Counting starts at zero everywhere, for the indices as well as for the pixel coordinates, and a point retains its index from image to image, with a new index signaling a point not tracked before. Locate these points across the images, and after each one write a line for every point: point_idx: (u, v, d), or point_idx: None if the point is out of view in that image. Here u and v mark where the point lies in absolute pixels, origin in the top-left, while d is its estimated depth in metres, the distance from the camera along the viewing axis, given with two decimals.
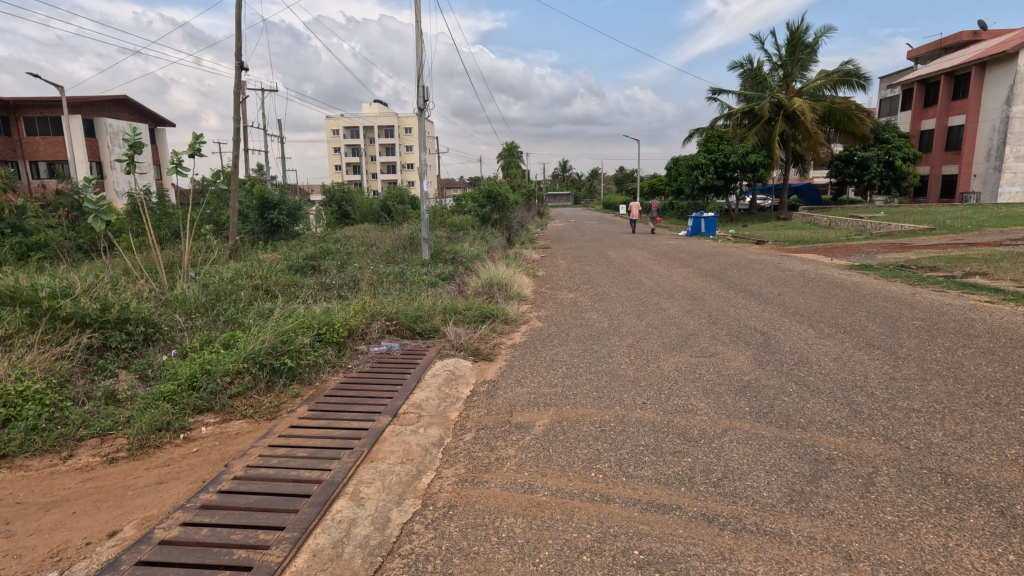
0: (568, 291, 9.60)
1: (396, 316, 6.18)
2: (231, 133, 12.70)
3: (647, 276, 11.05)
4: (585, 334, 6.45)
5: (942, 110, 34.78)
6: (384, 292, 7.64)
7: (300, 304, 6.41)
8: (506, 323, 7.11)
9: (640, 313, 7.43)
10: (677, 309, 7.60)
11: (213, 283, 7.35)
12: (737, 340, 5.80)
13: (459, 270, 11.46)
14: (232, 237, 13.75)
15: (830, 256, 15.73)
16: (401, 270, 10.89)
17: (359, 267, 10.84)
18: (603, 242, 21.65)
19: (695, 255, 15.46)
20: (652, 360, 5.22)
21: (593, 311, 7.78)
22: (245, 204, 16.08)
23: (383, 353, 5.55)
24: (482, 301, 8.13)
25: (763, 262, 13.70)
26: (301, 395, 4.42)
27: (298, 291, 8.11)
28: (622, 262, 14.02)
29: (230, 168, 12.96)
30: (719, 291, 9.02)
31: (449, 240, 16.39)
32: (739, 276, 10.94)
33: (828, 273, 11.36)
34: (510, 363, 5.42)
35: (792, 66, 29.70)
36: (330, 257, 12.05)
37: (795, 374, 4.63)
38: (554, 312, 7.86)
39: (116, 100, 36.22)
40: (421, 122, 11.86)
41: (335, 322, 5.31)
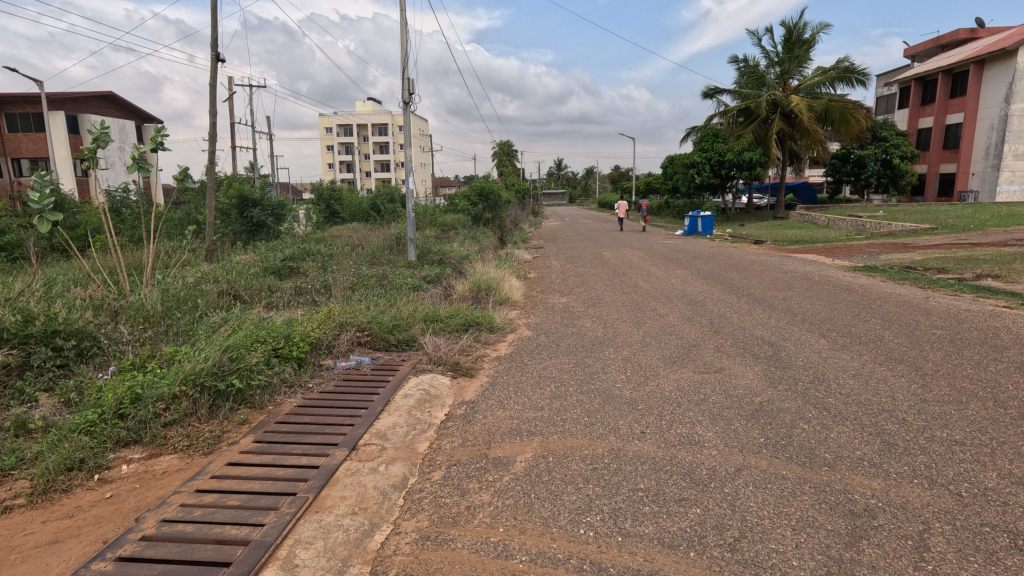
0: (560, 295, 9.05)
1: (369, 326, 5.61)
2: (209, 128, 12.11)
3: (644, 278, 10.52)
4: (577, 345, 5.90)
5: (940, 108, 34.42)
6: (360, 298, 7.07)
7: (262, 313, 5.84)
8: (491, 332, 6.56)
9: (638, 320, 6.90)
10: (676, 316, 7.07)
11: (174, 288, 6.77)
12: (743, 353, 5.26)
13: (446, 272, 10.89)
14: (210, 238, 13.14)
15: (831, 256, 15.27)
16: (384, 272, 10.32)
17: (340, 270, 10.26)
18: (598, 241, 21.12)
19: (693, 256, 14.95)
20: (651, 377, 4.67)
21: (586, 317, 7.23)
22: (225, 202, 15.44)
23: (353, 368, 4.97)
24: (467, 307, 7.57)
25: (763, 263, 13.20)
26: (249, 422, 3.84)
27: (267, 297, 7.52)
28: (618, 263, 13.50)
29: (206, 165, 12.35)
30: (720, 295, 8.49)
31: (439, 240, 15.80)
32: (740, 278, 10.43)
33: (833, 275, 10.87)
34: (493, 380, 4.86)
35: (790, 63, 29.28)
36: (311, 259, 11.43)
37: (813, 396, 4.09)
38: (544, 319, 7.31)
39: (101, 97, 35.52)
40: (407, 117, 11.29)
41: (295, 335, 4.74)
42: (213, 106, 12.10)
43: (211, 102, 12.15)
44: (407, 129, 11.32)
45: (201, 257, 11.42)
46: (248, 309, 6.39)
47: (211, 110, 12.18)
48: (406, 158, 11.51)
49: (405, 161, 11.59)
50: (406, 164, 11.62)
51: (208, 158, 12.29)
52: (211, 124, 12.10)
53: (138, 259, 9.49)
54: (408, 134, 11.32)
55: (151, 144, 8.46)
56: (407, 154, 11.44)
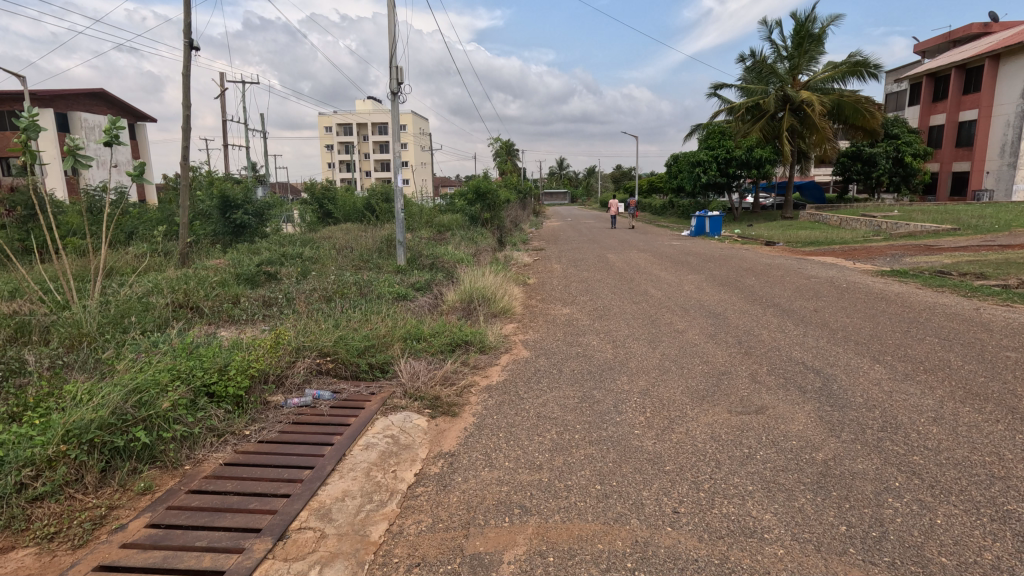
0: (562, 305, 8.12)
1: (334, 349, 4.70)
2: (182, 123, 11.21)
3: (655, 285, 9.60)
4: (584, 370, 4.98)
5: (953, 104, 33.37)
6: (333, 313, 6.15)
7: (208, 334, 4.91)
8: (482, 354, 5.62)
9: (653, 337, 5.96)
10: (697, 332, 6.14)
11: (115, 301, 5.86)
12: (786, 385, 4.32)
13: (437, 278, 9.94)
14: (187, 241, 12.22)
15: (849, 259, 14.36)
16: (368, 279, 9.40)
17: (321, 277, 9.35)
18: (602, 243, 20.22)
19: (703, 259, 14.02)
20: (681, 419, 3.74)
21: (591, 334, 6.28)
22: (206, 202, 14.50)
23: (308, 406, 4.04)
24: (455, 321, 6.63)
25: (781, 267, 12.24)
26: (153, 491, 2.91)
27: (228, 310, 6.57)
28: (623, 267, 12.58)
29: (179, 162, 11.41)
30: (741, 306, 7.56)
31: (432, 242, 14.89)
32: (760, 285, 9.48)
33: (862, 281, 9.90)
34: (480, 422, 3.93)
35: (799, 57, 28.34)
36: (292, 264, 10.51)
37: (892, 451, 3.15)
38: (544, 335, 6.37)
39: (91, 94, 35.02)
40: (394, 108, 10.36)
41: (232, 366, 3.80)
42: (188, 98, 11.19)
43: (185, 93, 11.23)
44: (394, 121, 10.40)
45: (173, 263, 10.50)
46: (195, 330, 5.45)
47: (185, 102, 11.27)
48: (394, 154, 10.58)
49: (393, 158, 10.66)
50: (394, 161, 10.69)
51: (182, 154, 11.37)
52: (186, 116, 11.17)
53: (97, 266, 8.57)
54: (396, 128, 10.39)
55: (106, 136, 7.49)
56: (395, 149, 10.52)
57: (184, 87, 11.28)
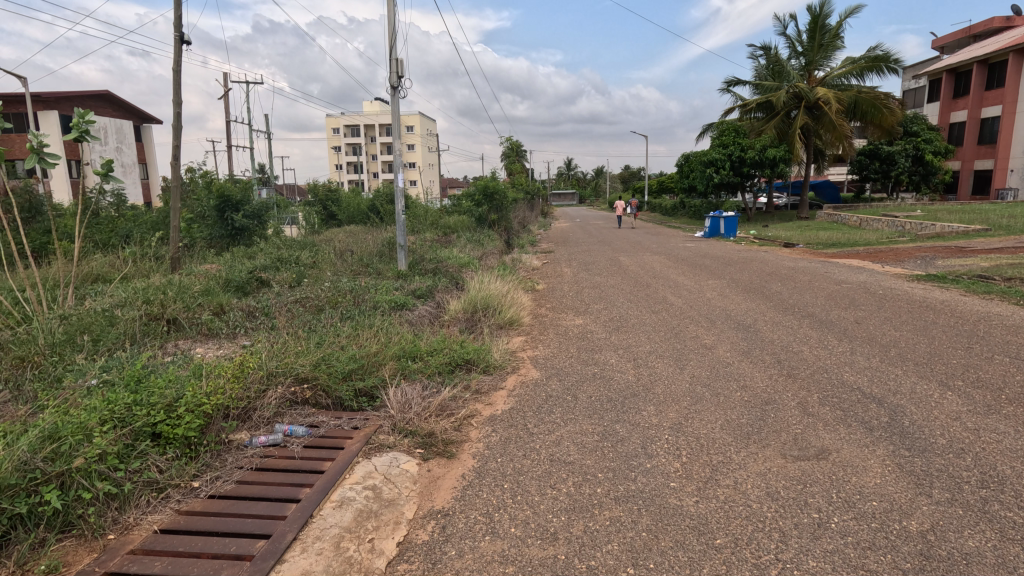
0: (574, 315, 7.46)
1: (314, 375, 4.07)
2: (173, 121, 10.68)
3: (674, 291, 8.94)
4: (603, 396, 4.31)
5: (975, 100, 32.32)
6: (319, 329, 5.53)
7: (171, 357, 4.30)
8: (486, 375, 4.98)
9: (680, 355, 5.28)
10: (729, 348, 5.45)
11: (78, 314, 5.29)
12: (847, 419, 3.62)
13: (440, 283, 9.33)
14: (180, 245, 11.68)
15: (876, 262, 13.63)
16: (364, 285, 8.79)
17: (316, 283, 8.78)
18: (613, 244, 19.56)
19: (720, 262, 13.34)
20: (726, 466, 3.07)
21: (609, 350, 5.61)
22: (202, 205, 13.96)
23: (278, 444, 3.40)
24: (457, 334, 6.00)
25: (806, 271, 11.51)
26: (61, 573, 2.27)
27: (208, 323, 6.00)
28: (638, 270, 11.92)
29: (170, 161, 10.86)
30: (774, 317, 6.85)
31: (437, 244, 14.30)
32: (788, 292, 8.77)
33: (897, 288, 9.18)
34: (480, 468, 3.28)
35: (815, 52, 27.48)
36: (287, 269, 9.94)
37: (1007, 521, 2.45)
38: (555, 351, 5.69)
39: (96, 96, 34.86)
40: (394, 103, 9.74)
41: (184, 399, 3.17)
42: (179, 93, 10.64)
43: (176, 88, 10.67)
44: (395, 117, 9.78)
45: (162, 269, 9.95)
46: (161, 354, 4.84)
47: (176, 98, 10.72)
48: (394, 151, 9.95)
49: (393, 156, 10.03)
50: (394, 159, 10.06)
51: (173, 153, 10.82)
52: (177, 112, 10.60)
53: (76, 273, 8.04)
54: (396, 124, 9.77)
55: (77, 131, 6.95)
56: (395, 146, 9.89)
57: (174, 82, 10.73)
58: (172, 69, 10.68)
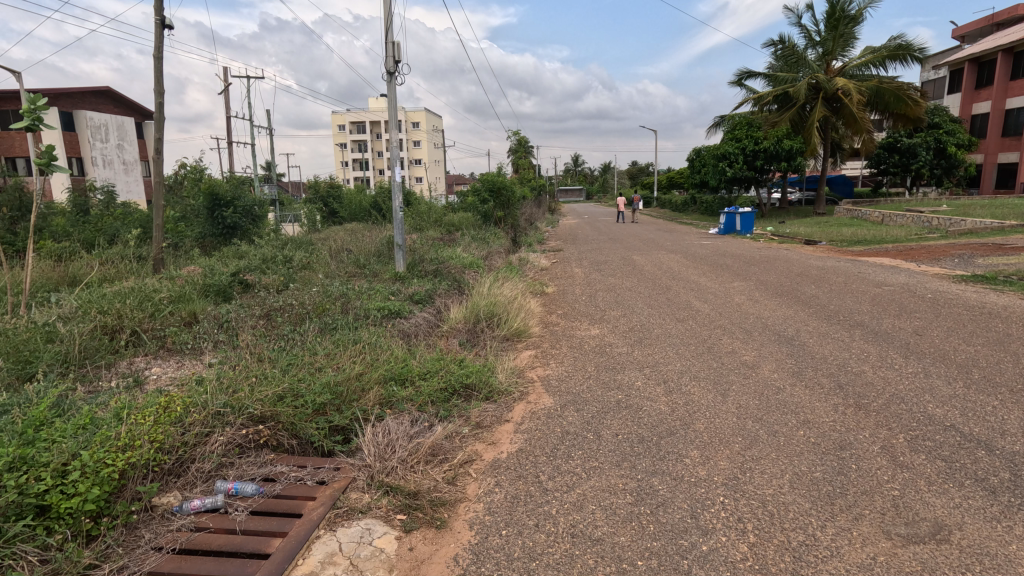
0: (589, 323, 6.68)
1: (276, 411, 3.29)
2: (155, 112, 9.95)
3: (697, 295, 8.14)
4: (633, 434, 3.51)
5: (999, 90, 31.14)
6: (295, 347, 4.77)
7: (99, 393, 3.51)
8: (489, 403, 4.19)
9: (719, 378, 4.45)
10: (776, 368, 4.63)
11: (12, 331, 4.55)
12: (956, 476, 2.79)
13: (440, 287, 8.56)
14: (164, 244, 10.96)
15: (908, 260, 12.74)
16: (357, 290, 8.02)
17: (305, 288, 8.02)
18: (624, 242, 18.71)
19: (742, 261, 12.47)
20: (813, 554, 2.26)
21: (633, 369, 4.80)
22: (191, 202, 13.18)
23: (216, 510, 2.62)
24: (456, 350, 5.22)
25: (837, 270, 10.69)
26: None
27: (171, 337, 5.26)
28: (654, 271, 11.06)
29: (152, 155, 10.13)
30: (817, 326, 6.00)
31: (440, 243, 13.52)
32: (825, 295, 7.92)
33: (944, 291, 8.34)
34: (479, 548, 2.49)
35: (834, 42, 26.36)
36: (275, 271, 9.19)
37: None
38: (570, 372, 4.88)
39: (96, 92, 34.29)
40: (391, 90, 8.96)
41: (84, 455, 2.38)
42: (162, 82, 9.90)
43: (158, 76, 9.93)
44: (393, 106, 9.00)
45: (142, 272, 9.23)
46: (103, 382, 4.11)
47: (158, 87, 9.99)
48: (391, 143, 9.18)
49: (390, 148, 9.27)
50: (391, 152, 9.30)
51: (155, 146, 10.10)
52: (158, 103, 9.86)
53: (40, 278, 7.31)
54: (394, 114, 8.99)
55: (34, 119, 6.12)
56: (392, 138, 9.13)
57: (156, 70, 10.00)
58: (154, 56, 9.94)
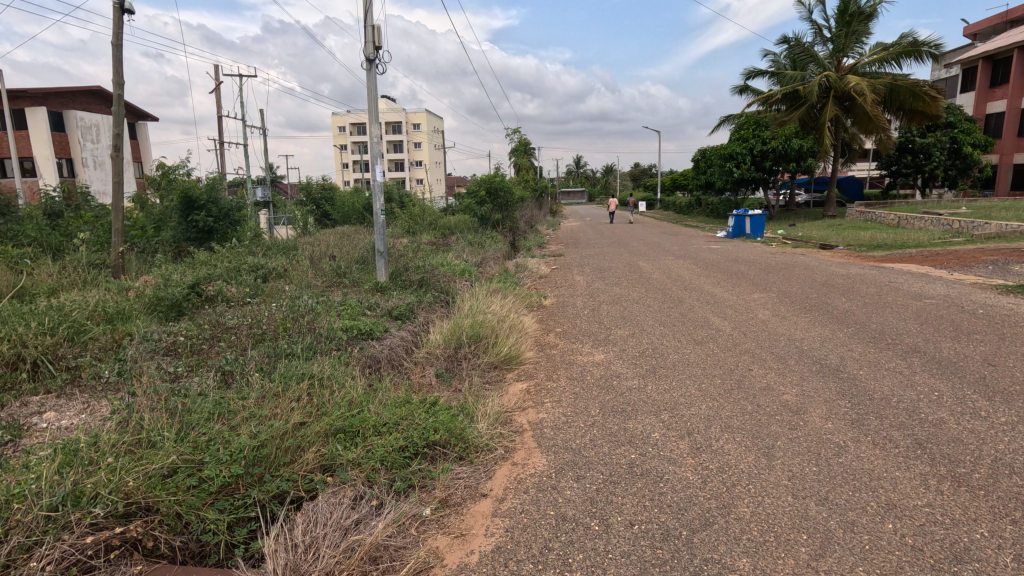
0: (592, 347, 5.76)
1: (150, 500, 2.36)
2: (114, 105, 9.07)
3: (715, 310, 7.22)
4: (653, 523, 2.57)
5: (1015, 89, 30.09)
6: (226, 387, 3.82)
7: None
8: (462, 466, 3.24)
9: (760, 431, 3.49)
10: (828, 415, 3.68)
11: None
12: None
13: (425, 298, 7.64)
14: (127, 250, 10.04)
15: (937, 267, 11.79)
16: (329, 303, 7.12)
17: (270, 302, 7.13)
18: (628, 246, 17.73)
19: (757, 268, 11.51)
20: None
21: (647, 415, 3.86)
22: (163, 203, 12.29)
23: None
24: (429, 389, 4.29)
25: (863, 279, 9.75)
26: None
27: (86, 368, 4.37)
28: (662, 279, 10.15)
29: (110, 153, 9.21)
30: (864, 352, 5.06)
31: (432, 249, 12.59)
32: (860, 310, 6.98)
33: (992, 304, 7.39)
34: None
35: (845, 39, 25.39)
36: (241, 280, 8.29)
37: None
38: (568, 417, 3.93)
39: (87, 91, 33.45)
40: (370, 79, 8.07)
41: None
42: (121, 74, 8.99)
43: (117, 66, 9.00)
44: (373, 97, 8.10)
45: (96, 281, 8.32)
46: None
47: (117, 78, 9.05)
48: (371, 139, 8.27)
49: (370, 144, 8.35)
50: (371, 148, 8.39)
51: (114, 143, 9.17)
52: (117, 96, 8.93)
53: None
54: (374, 106, 8.08)
55: None
56: (372, 133, 8.21)
57: (114, 58, 9.06)
58: (111, 44, 9.01)
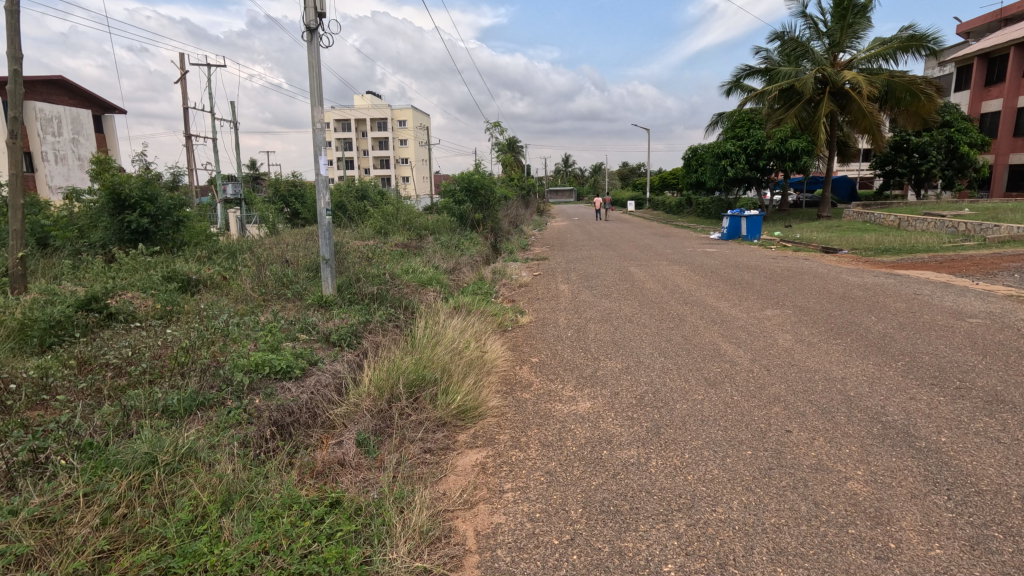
0: (575, 389, 4.48)
1: None
2: (9, 84, 7.60)
3: (725, 334, 5.98)
4: None
5: (1012, 88, 29.30)
6: (5, 491, 2.50)
7: None
8: None
9: (831, 566, 2.23)
10: (928, 531, 2.42)
11: None
12: None
13: (378, 317, 6.33)
14: (36, 255, 8.57)
15: (956, 274, 10.70)
16: (252, 326, 5.77)
17: (180, 324, 5.78)
18: (617, 249, 16.52)
19: (761, 276, 10.34)
20: None
21: (655, 526, 2.56)
22: (93, 200, 10.81)
23: None
24: (333, 480, 2.97)
25: (885, 291, 8.59)
26: None
27: None
28: (657, 289, 8.96)
29: (6, 141, 7.72)
30: (934, 404, 3.82)
31: (400, 252, 11.30)
32: (898, 334, 5.78)
33: None
34: None
35: (841, 33, 24.23)
36: (158, 291, 6.91)
37: None
38: (537, 524, 2.64)
39: (48, 81, 31.67)
40: (311, 52, 6.74)
41: None
42: (18, 46, 7.51)
43: (12, 37, 7.51)
44: (315, 76, 6.76)
45: None
46: None
47: (13, 51, 7.58)
48: (315, 126, 6.94)
49: (313, 133, 7.02)
50: (315, 137, 7.05)
51: (12, 129, 7.70)
52: (11, 73, 7.41)
53: None
54: (316, 87, 6.74)
55: None
56: (315, 118, 6.87)
57: (9, 27, 7.58)
58: (5, 10, 7.54)
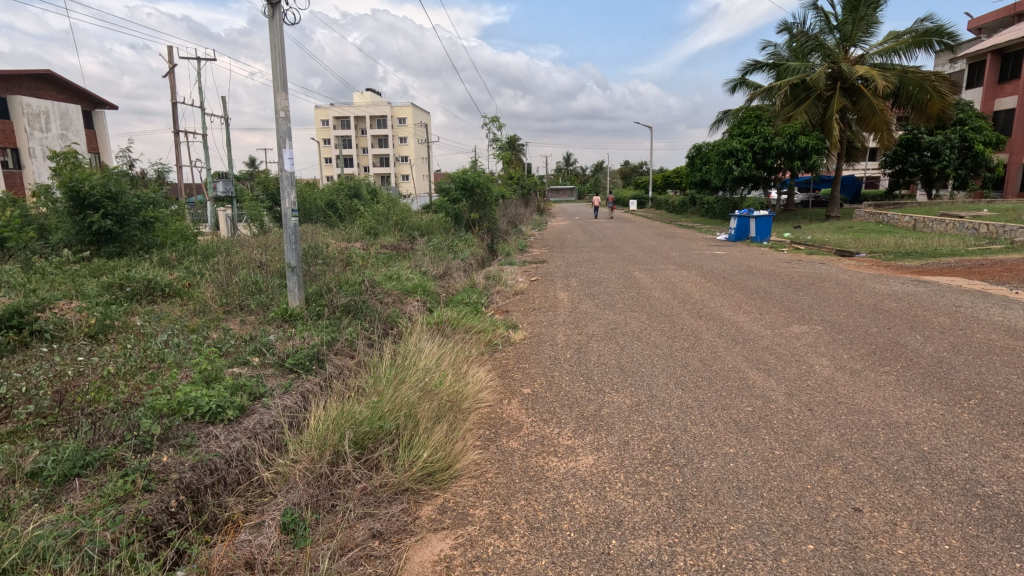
0: (574, 436, 3.60)
1: None
2: None
3: (752, 358, 5.10)
4: None
5: None
6: None
7: None
8: None
9: None
10: None
11: None
12: None
13: (347, 334, 5.47)
14: None
15: (991, 282, 9.79)
16: (195, 347, 4.90)
17: (111, 344, 4.92)
18: (620, 251, 15.65)
19: (778, 283, 9.47)
20: None
21: None
22: (51, 198, 9.95)
23: None
24: None
25: (920, 301, 7.69)
26: None
27: None
28: (666, 299, 8.10)
29: None
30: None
31: (388, 256, 10.44)
32: (955, 359, 4.91)
33: None
34: None
35: (853, 27, 23.27)
36: (97, 301, 6.04)
37: None
38: None
39: (35, 75, 30.77)
40: (272, 29, 5.88)
41: None
42: None
43: None
44: (278, 56, 5.89)
45: None
46: None
47: None
48: (279, 114, 6.08)
49: (277, 122, 6.16)
50: (279, 127, 6.19)
51: None
52: None
53: None
54: (279, 69, 5.88)
55: None
56: (278, 105, 6.00)
57: None
58: None
